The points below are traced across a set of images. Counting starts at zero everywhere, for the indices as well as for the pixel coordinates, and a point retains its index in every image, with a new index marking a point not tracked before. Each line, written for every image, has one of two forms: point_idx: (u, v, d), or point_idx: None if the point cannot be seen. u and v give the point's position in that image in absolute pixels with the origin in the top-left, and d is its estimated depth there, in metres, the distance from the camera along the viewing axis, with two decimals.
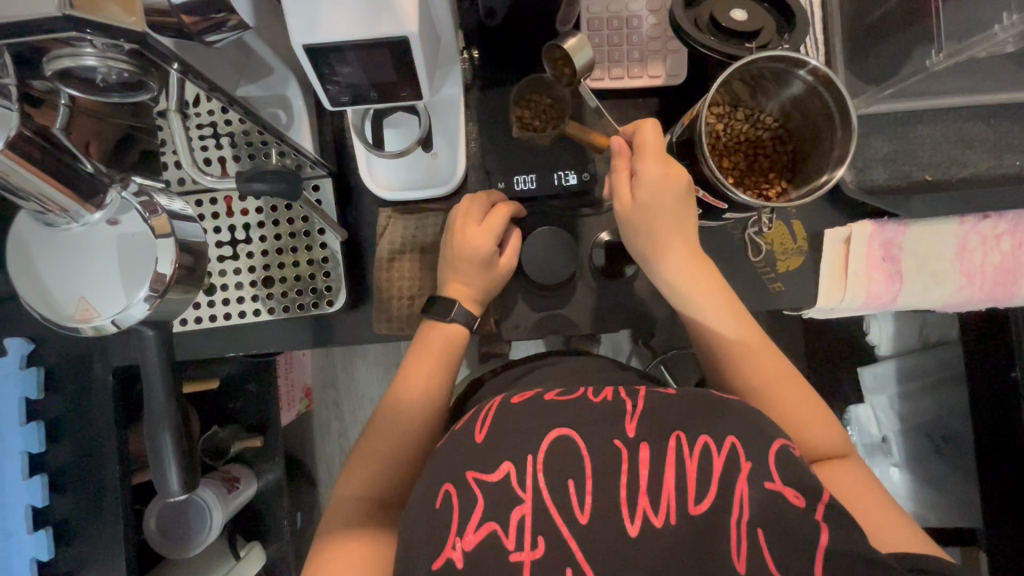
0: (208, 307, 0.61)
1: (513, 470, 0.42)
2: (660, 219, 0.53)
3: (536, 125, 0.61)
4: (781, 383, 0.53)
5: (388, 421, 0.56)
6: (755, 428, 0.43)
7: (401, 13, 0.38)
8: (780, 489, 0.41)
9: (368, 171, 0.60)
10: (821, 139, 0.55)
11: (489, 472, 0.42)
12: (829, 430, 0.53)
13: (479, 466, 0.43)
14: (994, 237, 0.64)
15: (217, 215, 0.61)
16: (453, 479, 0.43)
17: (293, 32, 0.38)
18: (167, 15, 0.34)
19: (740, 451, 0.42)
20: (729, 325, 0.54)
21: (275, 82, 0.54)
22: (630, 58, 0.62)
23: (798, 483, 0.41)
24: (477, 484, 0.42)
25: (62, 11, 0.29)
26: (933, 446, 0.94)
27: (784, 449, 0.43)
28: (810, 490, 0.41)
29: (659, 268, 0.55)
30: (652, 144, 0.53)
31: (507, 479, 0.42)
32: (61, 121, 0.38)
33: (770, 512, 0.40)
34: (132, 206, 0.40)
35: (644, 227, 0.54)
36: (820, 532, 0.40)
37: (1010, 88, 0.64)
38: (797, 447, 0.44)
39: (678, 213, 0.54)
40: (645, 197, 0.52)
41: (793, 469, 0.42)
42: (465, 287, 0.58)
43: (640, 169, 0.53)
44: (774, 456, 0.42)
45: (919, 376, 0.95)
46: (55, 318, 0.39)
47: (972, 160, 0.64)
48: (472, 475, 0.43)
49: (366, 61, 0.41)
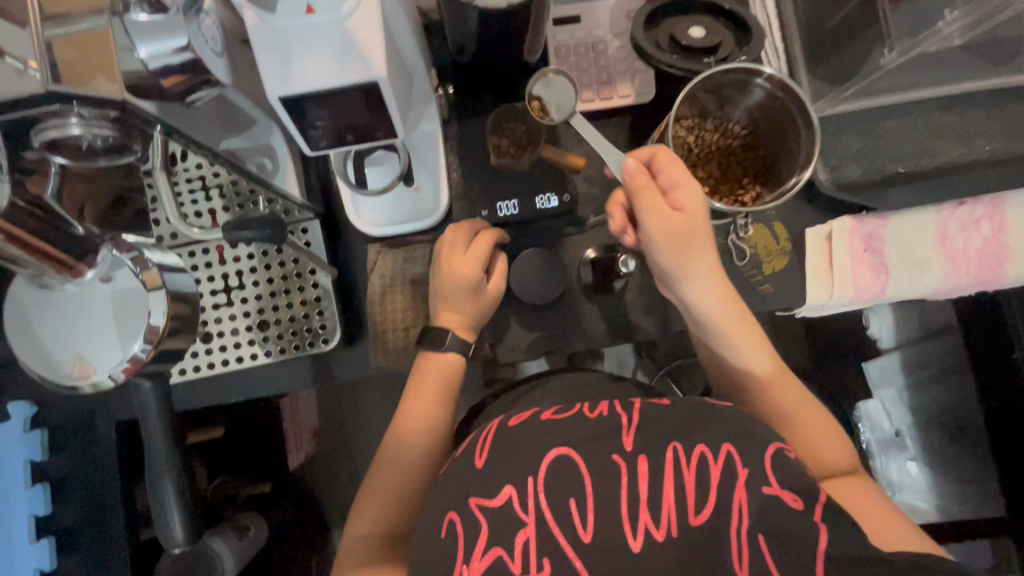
0: (205, 355, 0.62)
1: (513, 494, 0.42)
2: (703, 232, 0.51)
3: (512, 152, 0.63)
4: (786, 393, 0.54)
5: (390, 458, 0.55)
6: (750, 435, 0.43)
7: (369, 58, 0.40)
8: (779, 493, 0.41)
9: (354, 211, 0.62)
10: (786, 136, 0.57)
11: (491, 497, 0.42)
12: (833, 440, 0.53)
13: (481, 491, 0.43)
14: (974, 222, 0.66)
15: (210, 264, 0.61)
16: (456, 507, 0.43)
17: (268, 85, 0.40)
18: (147, 80, 0.34)
19: (737, 459, 0.42)
20: (741, 341, 0.54)
21: (258, 133, 0.55)
22: (599, 80, 0.65)
23: (796, 487, 0.41)
24: (480, 510, 0.42)
25: (45, 87, 0.30)
26: (945, 436, 0.93)
27: (779, 451, 0.43)
28: (808, 492, 0.41)
29: (699, 292, 0.53)
30: (677, 158, 0.51)
31: (510, 504, 0.42)
32: (52, 189, 0.38)
33: (769, 518, 0.40)
34: (123, 263, 0.41)
35: (686, 243, 0.51)
36: (820, 534, 0.40)
37: (972, 77, 0.66)
38: (793, 449, 0.44)
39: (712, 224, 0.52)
40: (692, 207, 0.50)
41: (791, 472, 0.42)
42: (462, 313, 0.59)
43: (675, 181, 0.50)
44: (772, 462, 0.42)
45: (929, 364, 0.94)
46: (53, 378, 0.40)
47: (944, 149, 0.65)
48: (475, 501, 0.43)
49: (344, 106, 0.43)
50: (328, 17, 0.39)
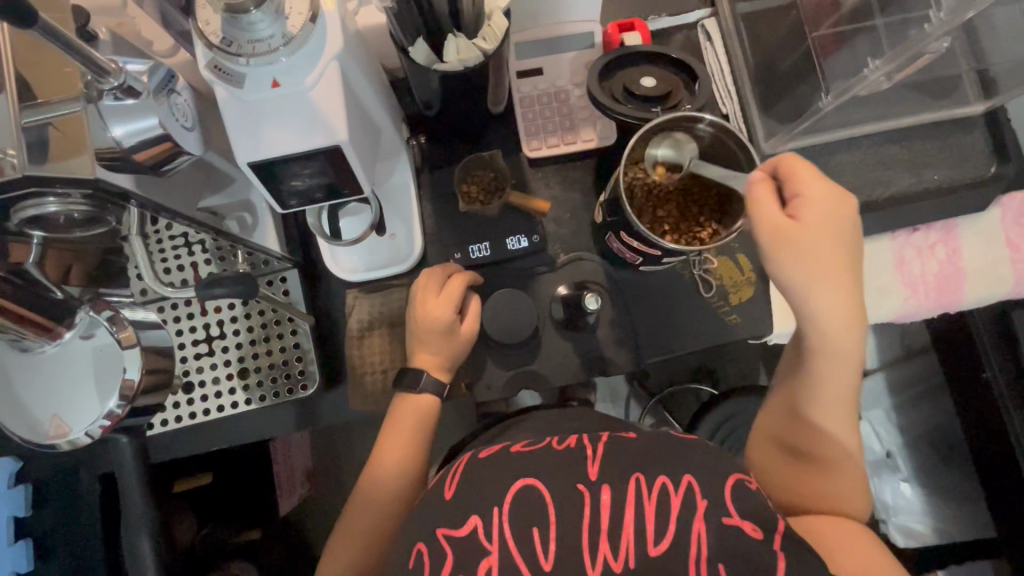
0: (187, 404, 0.63)
1: (479, 523, 0.43)
2: (828, 250, 0.46)
3: (481, 198, 0.65)
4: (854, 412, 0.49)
5: (364, 500, 0.56)
6: (708, 465, 0.45)
7: (331, 125, 0.43)
8: (738, 524, 0.42)
9: (331, 259, 0.64)
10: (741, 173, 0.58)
11: (457, 527, 0.44)
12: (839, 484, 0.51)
13: (448, 523, 0.44)
14: (928, 248, 0.70)
15: (191, 315, 0.63)
16: (424, 539, 0.45)
17: (237, 152, 0.43)
18: (117, 154, 0.37)
19: (696, 489, 0.43)
20: (837, 373, 0.48)
21: (237, 190, 0.59)
22: (563, 127, 0.68)
23: (753, 515, 0.42)
24: (448, 541, 0.43)
25: (22, 172, 0.32)
26: (939, 457, 0.94)
27: (740, 484, 0.44)
28: (764, 520, 0.42)
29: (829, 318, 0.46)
30: (802, 168, 0.48)
31: (475, 533, 0.43)
32: (33, 257, 0.43)
33: (728, 547, 0.41)
34: (100, 322, 0.43)
35: (813, 261, 0.46)
36: (777, 560, 0.41)
37: (918, 111, 0.69)
38: (754, 480, 0.45)
39: (835, 245, 0.46)
40: (811, 219, 0.46)
41: (749, 501, 0.43)
42: (437, 355, 0.60)
43: (805, 190, 0.47)
44: (731, 491, 0.43)
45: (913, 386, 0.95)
46: (30, 439, 0.41)
47: (894, 179, 0.68)
48: (443, 532, 0.44)
49: (308, 167, 0.46)
50: (293, 89, 0.42)
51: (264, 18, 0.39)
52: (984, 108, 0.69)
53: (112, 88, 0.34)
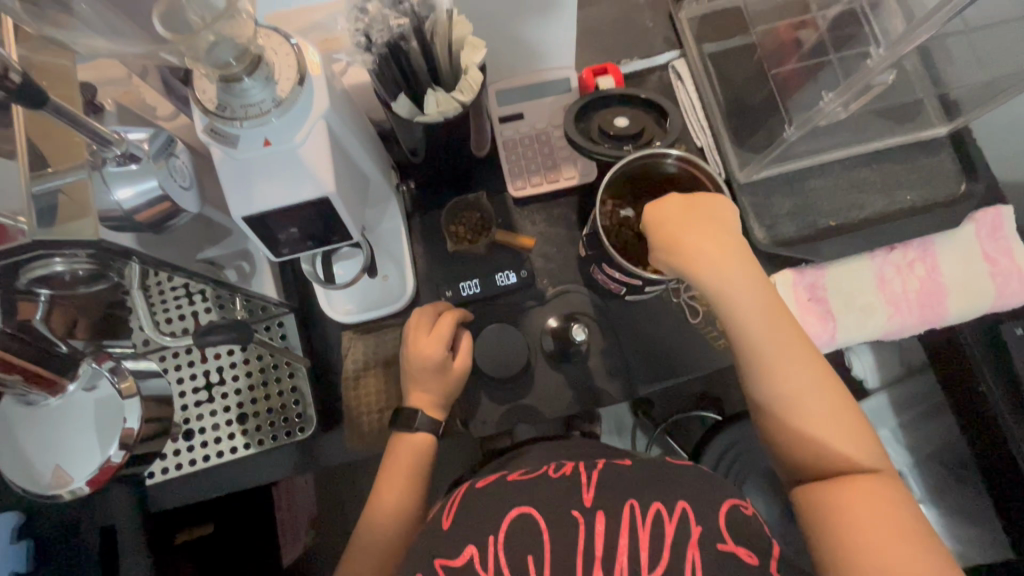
0: (187, 451, 0.64)
1: (475, 552, 0.44)
2: (699, 235, 0.53)
3: (469, 237, 0.68)
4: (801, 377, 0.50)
5: (364, 542, 0.57)
6: (702, 490, 0.45)
7: (319, 178, 0.46)
8: (732, 549, 0.42)
9: (327, 302, 0.66)
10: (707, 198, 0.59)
11: (454, 556, 0.44)
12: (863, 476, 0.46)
13: (445, 552, 0.44)
14: (907, 265, 0.72)
15: (191, 362, 0.64)
16: (421, 568, 0.45)
17: (232, 207, 0.46)
18: (120, 216, 0.39)
19: (691, 516, 0.43)
20: (778, 355, 0.50)
21: (235, 240, 0.60)
22: (545, 167, 0.71)
23: (748, 541, 0.43)
24: (445, 571, 0.44)
25: (32, 237, 0.34)
26: (953, 476, 0.92)
27: (735, 509, 0.44)
28: (761, 547, 0.43)
29: (721, 282, 0.52)
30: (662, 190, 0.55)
31: (470, 563, 0.43)
32: (41, 313, 0.42)
33: (723, 573, 0.41)
34: (102, 373, 0.45)
35: (688, 247, 0.52)
36: None
37: (885, 135, 0.72)
38: (751, 505, 0.46)
39: (708, 232, 0.53)
40: (671, 216, 0.53)
41: (742, 528, 0.43)
42: (428, 393, 0.61)
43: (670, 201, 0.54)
44: (724, 516, 0.43)
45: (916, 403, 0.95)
46: (34, 488, 0.43)
47: (868, 202, 0.71)
48: (439, 561, 0.44)
49: (300, 217, 0.49)
50: (283, 146, 0.45)
51: (256, 84, 0.43)
52: (948, 130, 0.72)
53: (116, 156, 0.38)
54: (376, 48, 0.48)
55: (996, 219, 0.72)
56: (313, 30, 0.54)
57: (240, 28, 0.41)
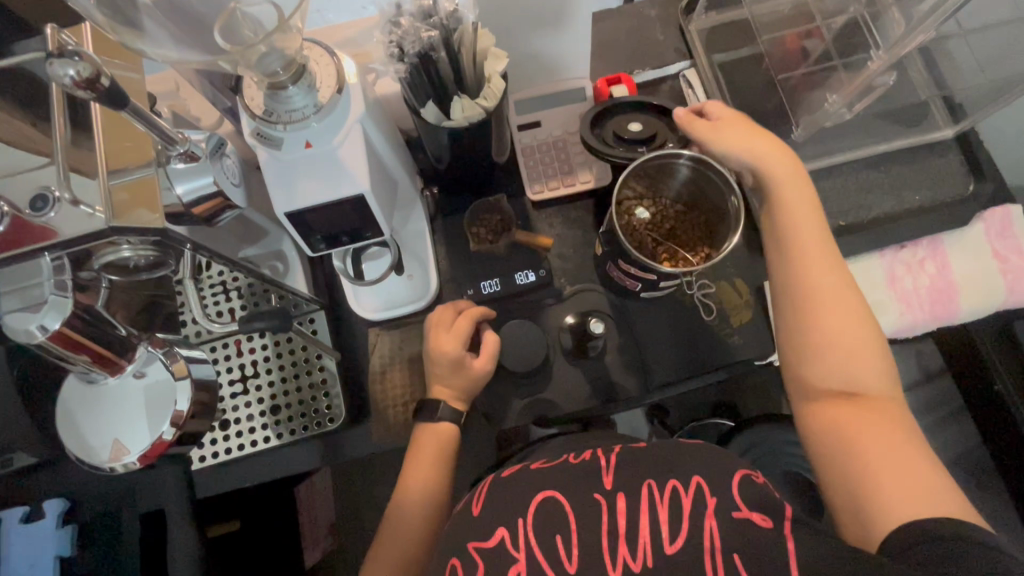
0: (224, 441, 0.67)
1: (506, 534, 0.46)
2: (744, 135, 0.58)
3: (490, 238, 0.71)
4: (837, 295, 0.53)
5: (397, 517, 0.60)
6: (716, 466, 0.47)
7: (355, 176, 0.50)
8: (747, 515, 0.44)
9: (355, 300, 0.70)
10: (716, 201, 0.64)
11: (486, 539, 0.46)
12: (908, 462, 0.47)
13: (476, 536, 0.47)
14: (917, 263, 0.73)
15: (228, 356, 0.67)
16: (458, 553, 0.47)
17: (276, 203, 0.50)
18: (180, 208, 0.43)
19: (705, 489, 0.45)
20: (836, 310, 0.52)
21: (271, 241, 0.65)
22: (562, 171, 0.75)
23: (764, 506, 0.44)
24: (478, 553, 0.46)
25: (108, 224, 0.37)
26: (976, 479, 0.91)
27: (747, 478, 0.46)
28: (775, 509, 0.44)
29: (805, 248, 0.55)
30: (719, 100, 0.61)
31: (502, 543, 0.46)
32: (102, 299, 0.45)
33: (744, 538, 0.42)
34: (155, 357, 0.49)
35: (734, 142, 0.58)
36: (788, 550, 0.42)
37: (893, 138, 0.74)
38: (762, 475, 0.47)
39: (792, 176, 0.57)
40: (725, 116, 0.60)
41: (758, 495, 0.45)
42: (453, 386, 0.64)
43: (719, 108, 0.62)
44: (737, 487, 0.45)
45: (937, 406, 0.94)
46: (91, 462, 0.46)
47: (876, 203, 0.74)
48: (472, 545, 0.47)
49: (338, 213, 0.52)
50: (323, 148, 0.49)
51: (299, 92, 0.47)
52: (954, 132, 0.74)
53: (179, 154, 0.43)
54: (408, 59, 0.52)
55: (1004, 219, 0.72)
56: (345, 44, 0.59)
57: (288, 41, 0.43)
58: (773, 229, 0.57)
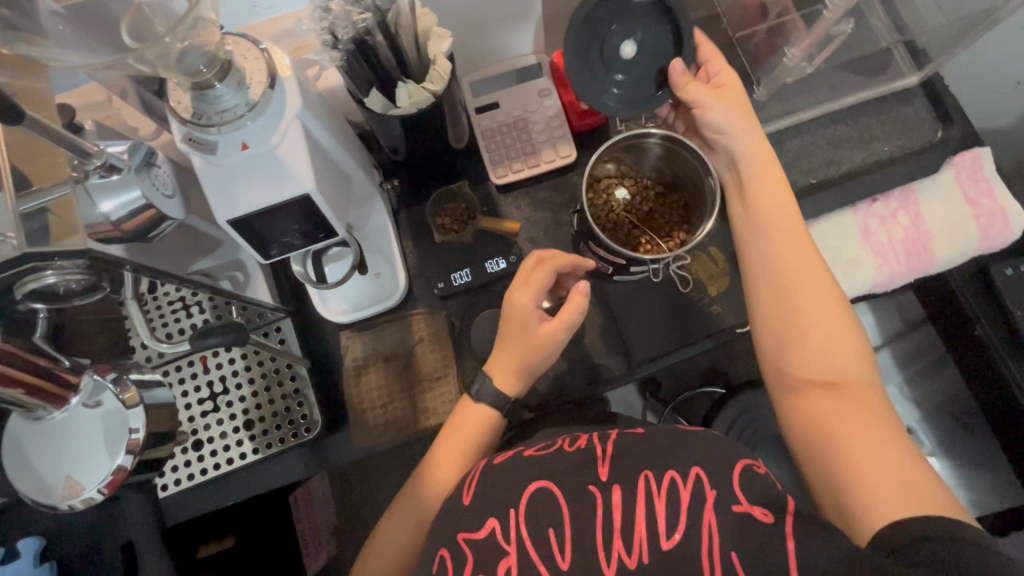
0: (198, 462, 0.65)
1: (497, 524, 0.46)
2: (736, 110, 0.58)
3: (455, 228, 0.70)
4: (815, 285, 0.54)
5: (407, 505, 0.57)
6: (719, 457, 0.46)
7: (299, 177, 0.48)
8: (748, 510, 0.43)
9: (322, 304, 0.67)
10: (693, 185, 0.63)
11: (476, 530, 0.46)
12: (880, 441, 0.47)
13: (467, 527, 0.46)
14: (891, 215, 0.73)
15: (194, 374, 0.65)
16: (446, 544, 0.46)
17: (216, 212, 0.47)
18: (107, 227, 0.40)
19: (705, 481, 0.44)
20: (807, 290, 0.54)
21: (227, 251, 0.62)
22: (525, 152, 0.72)
23: (765, 500, 0.43)
24: (468, 545, 0.45)
25: (25, 250, 0.35)
26: (962, 422, 0.92)
27: (751, 469, 0.45)
28: (777, 505, 0.43)
29: (776, 226, 0.56)
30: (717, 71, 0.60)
31: (493, 534, 0.45)
32: (41, 331, 0.46)
33: (739, 533, 0.42)
34: (105, 385, 0.46)
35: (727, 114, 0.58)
36: (787, 541, 0.41)
37: (859, 89, 0.73)
38: (768, 470, 0.46)
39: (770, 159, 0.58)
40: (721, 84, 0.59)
41: (762, 488, 0.44)
42: (514, 355, 0.57)
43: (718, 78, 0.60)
44: (741, 481, 0.44)
45: (921, 354, 0.95)
46: (47, 501, 0.44)
47: (847, 157, 0.72)
48: (462, 536, 0.46)
49: (286, 218, 0.50)
50: (261, 149, 0.46)
51: (228, 91, 0.44)
52: (920, 79, 0.73)
53: (96, 167, 0.40)
54: (342, 46, 0.49)
55: (974, 162, 0.72)
56: (284, 38, 0.55)
57: (205, 36, 0.41)
58: (751, 210, 0.58)
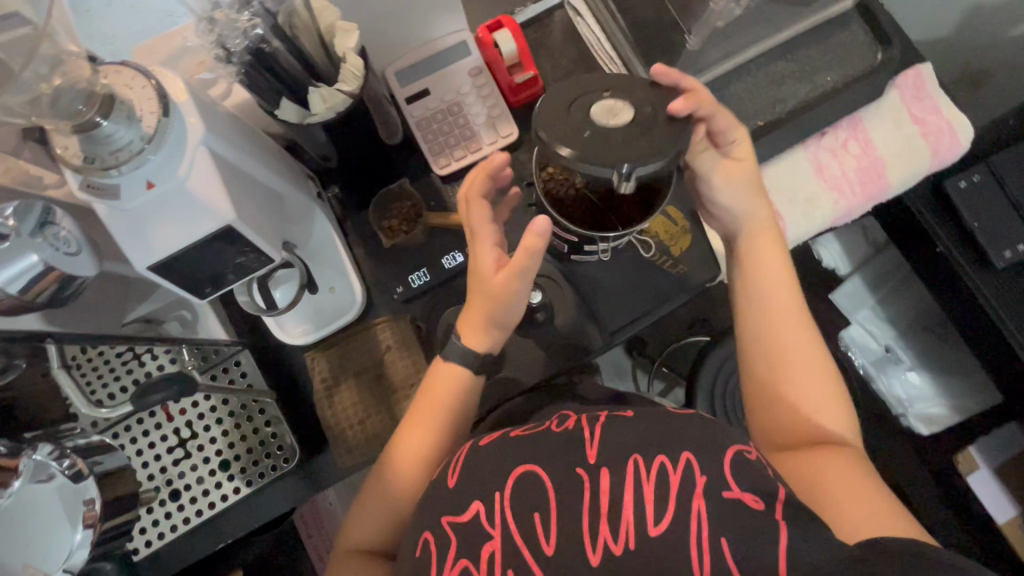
0: (179, 511, 0.62)
1: (481, 507, 0.45)
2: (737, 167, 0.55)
3: (404, 228, 0.67)
4: (809, 349, 0.51)
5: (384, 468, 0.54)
6: (707, 443, 0.44)
7: (215, 208, 0.44)
8: (738, 496, 0.41)
9: (279, 327, 0.64)
10: None
11: (460, 513, 0.45)
12: (850, 478, 0.44)
13: (451, 509, 0.46)
14: (841, 146, 0.72)
15: (158, 425, 0.62)
16: (429, 527, 0.46)
17: (132, 259, 0.44)
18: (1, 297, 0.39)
19: (695, 466, 0.43)
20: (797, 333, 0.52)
21: (164, 293, 0.58)
22: (463, 138, 0.68)
23: (754, 487, 0.41)
24: (451, 527, 0.45)
25: None
26: (936, 335, 0.94)
27: (741, 455, 0.43)
28: (764, 492, 0.41)
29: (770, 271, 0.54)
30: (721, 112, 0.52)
31: (477, 517, 0.45)
32: None
33: (728, 519, 0.40)
34: (47, 463, 0.44)
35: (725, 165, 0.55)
36: (779, 531, 0.39)
37: (794, 21, 0.70)
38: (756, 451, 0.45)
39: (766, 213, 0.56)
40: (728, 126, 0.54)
41: (752, 474, 0.42)
42: (480, 311, 0.53)
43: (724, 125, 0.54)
44: (731, 467, 0.43)
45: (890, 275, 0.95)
46: None
47: (790, 93, 0.71)
48: (446, 518, 0.46)
49: (210, 252, 0.46)
50: (168, 184, 0.42)
51: (117, 127, 0.40)
52: (853, 2, 0.71)
53: None
54: (237, 57, 0.45)
55: (917, 79, 0.71)
56: (180, 57, 0.49)
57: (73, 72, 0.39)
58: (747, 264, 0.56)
